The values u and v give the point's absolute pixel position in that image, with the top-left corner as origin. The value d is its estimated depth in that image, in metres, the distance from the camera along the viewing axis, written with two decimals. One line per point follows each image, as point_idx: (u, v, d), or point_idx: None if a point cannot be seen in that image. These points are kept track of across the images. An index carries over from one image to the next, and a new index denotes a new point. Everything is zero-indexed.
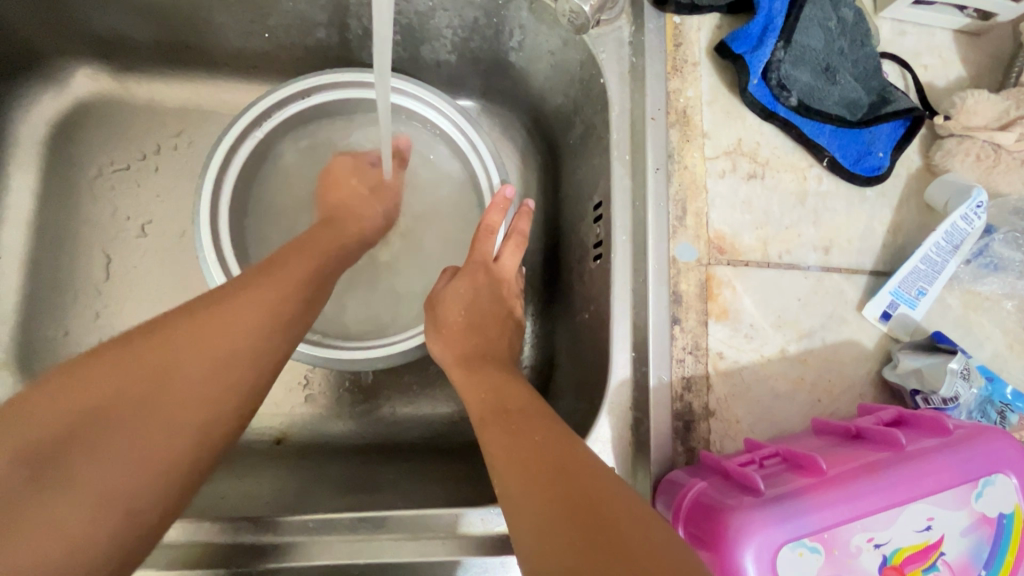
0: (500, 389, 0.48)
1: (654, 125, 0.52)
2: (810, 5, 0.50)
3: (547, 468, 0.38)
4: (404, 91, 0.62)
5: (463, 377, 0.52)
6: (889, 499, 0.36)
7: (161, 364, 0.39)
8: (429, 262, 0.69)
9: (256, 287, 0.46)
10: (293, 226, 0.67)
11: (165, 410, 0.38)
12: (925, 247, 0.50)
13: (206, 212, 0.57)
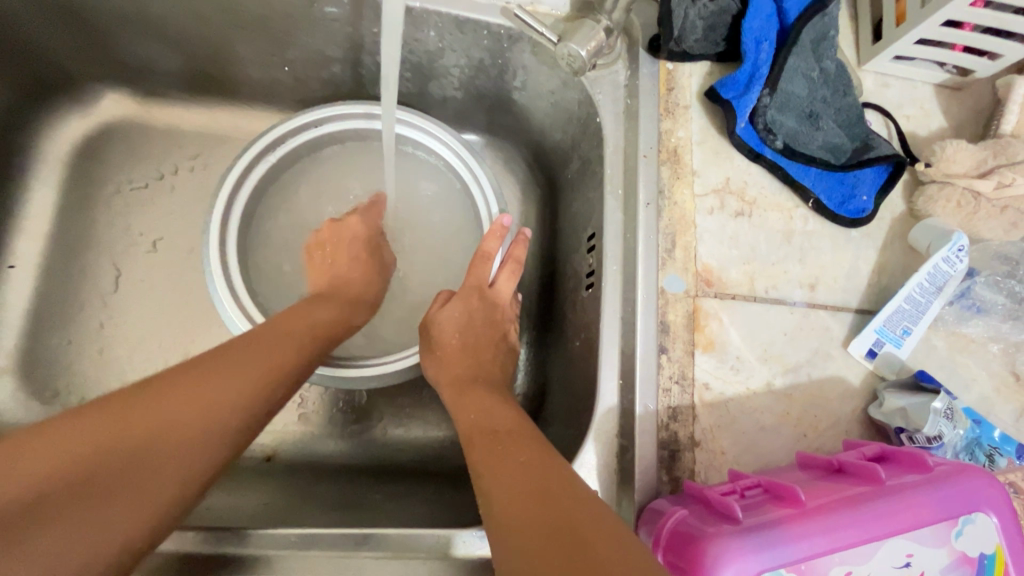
0: (485, 413, 0.49)
1: (646, 162, 0.54)
2: (795, 56, 0.52)
3: (532, 491, 0.38)
4: (408, 123, 0.65)
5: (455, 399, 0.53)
6: (867, 533, 0.36)
7: (162, 414, 0.40)
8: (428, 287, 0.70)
9: (248, 353, 0.48)
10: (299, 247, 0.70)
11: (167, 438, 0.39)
12: (908, 287, 0.52)
13: (218, 232, 0.60)
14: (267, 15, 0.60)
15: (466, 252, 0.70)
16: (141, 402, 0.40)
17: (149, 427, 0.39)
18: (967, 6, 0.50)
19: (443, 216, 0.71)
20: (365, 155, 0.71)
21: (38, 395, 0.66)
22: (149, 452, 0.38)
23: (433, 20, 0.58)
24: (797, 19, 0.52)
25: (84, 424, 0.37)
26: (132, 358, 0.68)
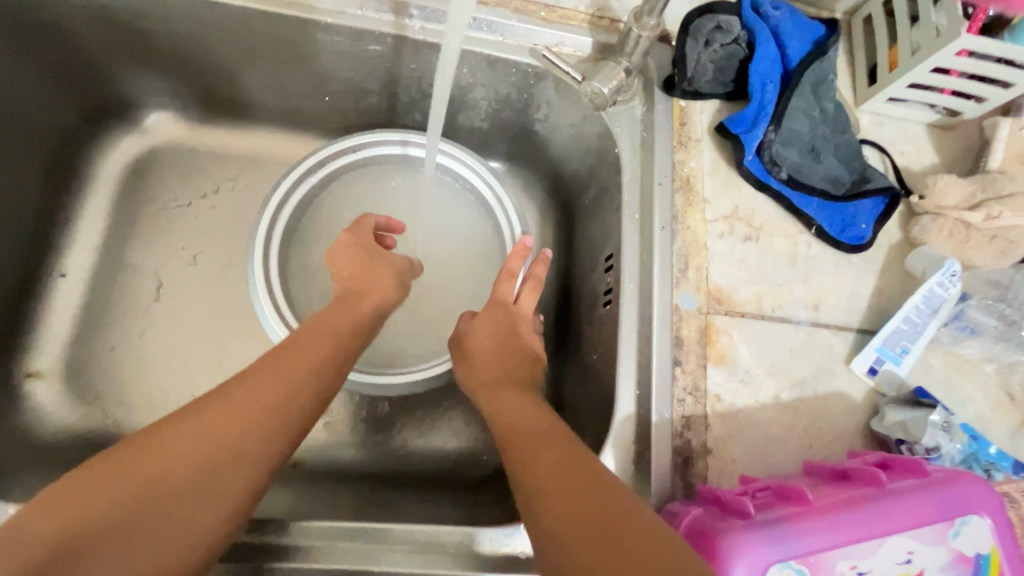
0: (523, 417, 0.51)
1: (660, 190, 0.59)
2: (797, 96, 0.58)
3: (572, 499, 0.40)
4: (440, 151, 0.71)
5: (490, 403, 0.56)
6: (869, 530, 0.39)
7: (211, 435, 0.42)
8: (451, 302, 0.74)
9: (278, 364, 0.49)
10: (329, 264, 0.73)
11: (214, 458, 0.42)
12: (905, 309, 0.56)
13: (264, 244, 0.65)
14: (313, 52, 0.65)
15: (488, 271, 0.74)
16: (190, 424, 0.43)
17: (198, 450, 0.41)
18: (953, 55, 0.55)
19: (467, 235, 0.75)
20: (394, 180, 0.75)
21: (79, 398, 0.69)
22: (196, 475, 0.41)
23: (468, 58, 0.64)
24: (797, 65, 0.58)
25: (141, 453, 0.40)
26: (170, 366, 0.72)
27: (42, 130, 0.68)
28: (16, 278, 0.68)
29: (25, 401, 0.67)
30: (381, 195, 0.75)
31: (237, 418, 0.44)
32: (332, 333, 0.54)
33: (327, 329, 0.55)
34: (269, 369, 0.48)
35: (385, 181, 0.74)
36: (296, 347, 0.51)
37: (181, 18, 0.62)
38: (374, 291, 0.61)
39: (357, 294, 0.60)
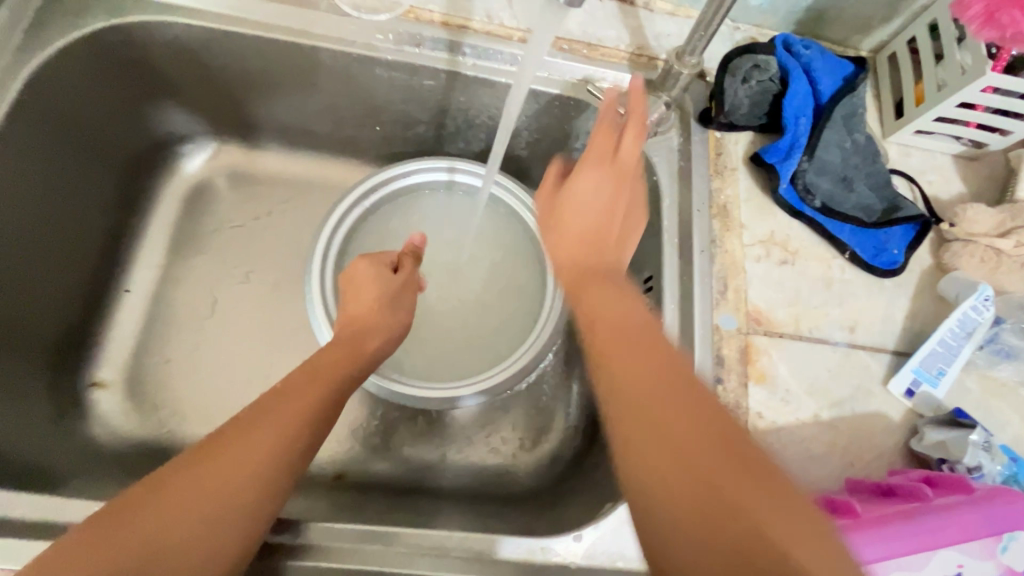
0: (613, 312, 0.45)
1: (699, 216, 0.62)
2: (829, 129, 0.61)
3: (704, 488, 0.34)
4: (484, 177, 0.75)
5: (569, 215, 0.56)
6: (919, 543, 0.41)
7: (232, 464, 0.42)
8: (492, 322, 0.76)
9: (296, 392, 0.49)
10: None
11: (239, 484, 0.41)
12: (940, 332, 0.58)
13: (320, 258, 0.70)
14: (371, 85, 0.70)
15: (531, 293, 0.75)
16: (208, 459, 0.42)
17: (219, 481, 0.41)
18: (979, 91, 0.58)
19: (509, 258, 0.78)
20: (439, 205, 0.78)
21: (138, 407, 0.71)
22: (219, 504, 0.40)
23: None
24: (829, 99, 0.61)
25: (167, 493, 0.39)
26: (221, 380, 0.74)
27: (118, 154, 0.72)
28: (87, 293, 0.71)
29: (89, 411, 0.69)
30: (427, 218, 0.78)
31: (255, 440, 0.44)
32: (340, 366, 0.54)
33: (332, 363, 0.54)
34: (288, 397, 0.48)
35: (431, 206, 0.78)
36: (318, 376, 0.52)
37: (249, 54, 0.66)
38: (376, 335, 0.60)
39: (360, 335, 0.59)
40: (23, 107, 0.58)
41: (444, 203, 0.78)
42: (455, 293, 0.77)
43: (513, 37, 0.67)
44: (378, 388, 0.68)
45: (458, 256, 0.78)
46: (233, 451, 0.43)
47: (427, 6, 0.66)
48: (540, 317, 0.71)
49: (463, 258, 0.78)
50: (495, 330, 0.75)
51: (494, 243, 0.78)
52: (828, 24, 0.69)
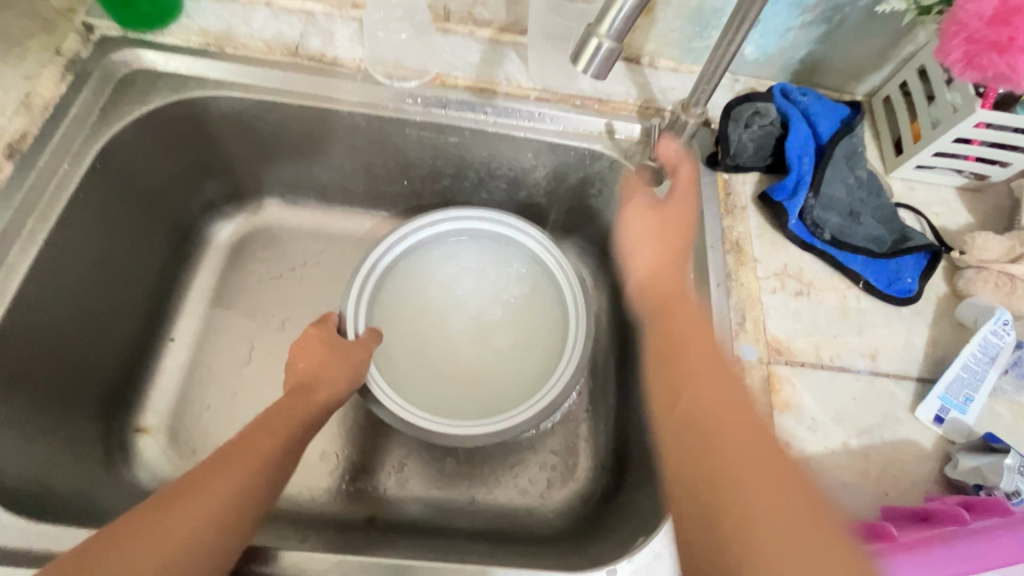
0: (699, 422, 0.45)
1: (713, 251, 0.65)
2: (832, 167, 0.64)
3: None
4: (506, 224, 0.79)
5: (665, 272, 0.58)
6: (959, 567, 0.41)
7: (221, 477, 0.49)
8: (514, 362, 0.78)
9: (245, 449, 0.52)
10: (407, 321, 0.79)
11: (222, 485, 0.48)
12: (963, 357, 0.58)
13: (356, 296, 0.73)
14: (401, 144, 0.76)
15: (551, 332, 0.78)
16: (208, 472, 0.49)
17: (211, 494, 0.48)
18: (972, 127, 0.62)
19: (529, 299, 0.81)
20: (464, 251, 0.82)
21: (178, 452, 0.73)
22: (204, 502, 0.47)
23: (533, 144, 0.74)
24: (829, 139, 0.65)
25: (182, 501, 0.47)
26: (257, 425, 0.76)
27: (171, 213, 0.77)
28: (137, 342, 0.75)
29: (133, 456, 0.72)
30: (453, 265, 0.82)
31: (238, 452, 0.51)
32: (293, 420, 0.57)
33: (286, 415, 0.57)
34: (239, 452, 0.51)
35: (456, 254, 0.82)
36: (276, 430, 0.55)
37: (293, 120, 0.73)
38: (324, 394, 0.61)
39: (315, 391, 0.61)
40: (95, 173, 0.65)
41: (469, 249, 0.82)
42: (478, 335, 0.80)
43: (529, 96, 0.73)
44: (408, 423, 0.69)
45: (483, 298, 0.81)
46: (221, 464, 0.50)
47: (452, 73, 0.72)
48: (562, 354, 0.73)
49: (487, 301, 0.81)
50: (517, 370, 0.77)
51: (515, 287, 0.82)
52: (823, 73, 0.74)
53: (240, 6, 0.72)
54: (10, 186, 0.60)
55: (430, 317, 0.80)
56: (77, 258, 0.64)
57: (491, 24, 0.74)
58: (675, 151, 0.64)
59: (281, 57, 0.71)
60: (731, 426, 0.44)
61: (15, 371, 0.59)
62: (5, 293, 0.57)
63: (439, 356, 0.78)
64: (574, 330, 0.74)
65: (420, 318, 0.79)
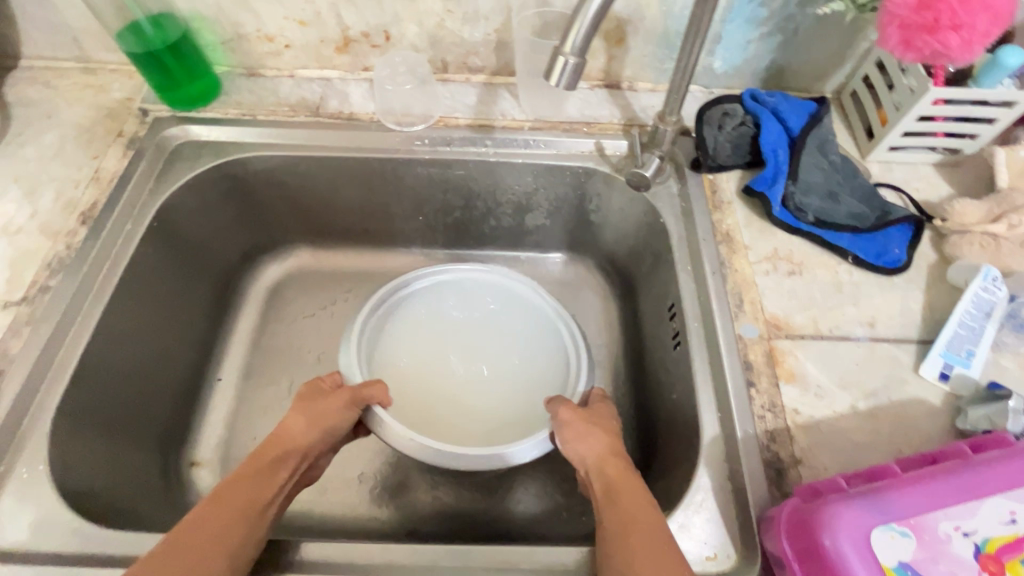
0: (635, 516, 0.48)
1: (705, 244, 0.70)
2: (806, 155, 0.70)
3: None
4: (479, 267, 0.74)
5: (617, 470, 0.54)
6: (963, 493, 0.43)
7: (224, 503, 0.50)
8: (525, 398, 0.70)
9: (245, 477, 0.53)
10: (408, 378, 0.70)
11: (226, 509, 0.49)
12: (958, 314, 0.61)
13: (351, 354, 0.66)
14: (414, 181, 0.85)
15: (556, 361, 0.71)
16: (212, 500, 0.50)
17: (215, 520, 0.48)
18: (932, 104, 0.67)
19: (527, 336, 0.74)
20: (441, 299, 0.75)
21: None
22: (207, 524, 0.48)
23: (531, 168, 0.81)
24: (800, 132, 0.71)
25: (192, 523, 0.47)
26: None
27: (216, 264, 0.86)
28: (190, 382, 0.82)
29: (189, 487, 0.77)
30: (432, 317, 0.74)
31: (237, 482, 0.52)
32: (289, 445, 0.57)
33: (285, 443, 0.57)
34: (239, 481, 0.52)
35: (443, 304, 0.75)
36: (278, 459, 0.56)
37: (318, 170, 0.82)
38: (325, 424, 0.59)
39: (314, 418, 0.59)
40: (152, 231, 0.75)
41: (445, 296, 0.75)
42: (482, 381, 0.72)
43: (523, 126, 0.81)
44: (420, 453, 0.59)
45: (471, 341, 0.74)
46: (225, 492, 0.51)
47: (454, 115, 0.82)
48: (570, 377, 0.68)
49: (482, 348, 0.74)
50: (531, 407, 0.69)
51: (501, 322, 0.75)
52: (789, 77, 0.81)
53: (268, 80, 0.84)
54: (85, 245, 0.70)
55: (426, 370, 0.72)
56: (140, 305, 0.73)
57: (484, 70, 0.84)
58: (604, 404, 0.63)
59: (305, 117, 0.82)
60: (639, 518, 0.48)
61: (90, 405, 0.65)
62: (83, 335, 0.65)
63: (440, 408, 0.70)
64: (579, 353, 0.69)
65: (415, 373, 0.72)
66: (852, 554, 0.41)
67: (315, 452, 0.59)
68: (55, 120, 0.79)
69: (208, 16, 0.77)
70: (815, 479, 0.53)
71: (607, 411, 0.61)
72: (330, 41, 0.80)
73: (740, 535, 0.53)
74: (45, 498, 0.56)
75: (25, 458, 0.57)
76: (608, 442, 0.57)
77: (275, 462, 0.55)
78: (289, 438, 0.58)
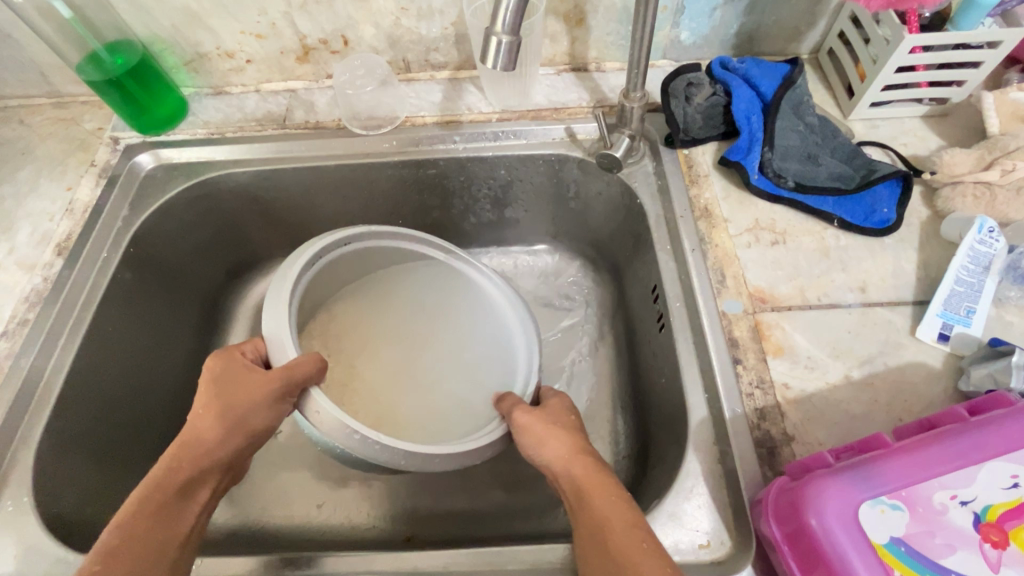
0: (608, 519, 0.46)
1: (684, 220, 0.68)
2: (781, 120, 0.67)
3: None
4: (423, 244, 0.71)
5: (584, 469, 0.51)
6: (959, 460, 0.40)
7: (139, 530, 0.44)
8: (457, 386, 0.70)
9: (152, 509, 0.46)
10: (345, 347, 0.72)
11: (141, 538, 0.44)
12: (954, 271, 0.58)
13: (287, 308, 0.56)
14: (386, 185, 0.83)
15: (500, 352, 0.70)
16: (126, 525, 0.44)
17: (128, 551, 0.43)
18: (910, 53, 0.63)
19: (469, 322, 0.73)
20: (381, 268, 0.72)
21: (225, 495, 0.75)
22: (114, 558, 0.43)
23: (502, 160, 0.80)
24: (773, 96, 0.68)
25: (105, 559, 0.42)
26: (290, 462, 0.77)
27: (200, 286, 0.86)
28: (181, 404, 0.82)
29: None
30: (371, 283, 0.72)
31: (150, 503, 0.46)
32: (211, 457, 0.51)
33: (205, 453, 0.50)
34: (144, 514, 0.45)
35: (385, 271, 0.72)
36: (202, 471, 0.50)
37: (290, 182, 0.82)
38: (251, 424, 0.52)
39: (237, 419, 0.52)
40: (130, 256, 0.75)
41: (385, 266, 0.72)
42: (421, 357, 0.73)
43: (491, 118, 0.80)
44: (378, 454, 0.53)
45: (410, 314, 0.74)
46: (138, 515, 0.45)
47: (420, 113, 0.80)
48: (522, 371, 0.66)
49: (417, 322, 0.74)
50: (471, 392, 0.68)
51: (441, 301, 0.74)
52: (761, 42, 0.78)
53: (235, 97, 0.84)
54: (61, 277, 0.70)
55: (355, 342, 0.72)
56: (126, 331, 0.74)
57: (447, 66, 0.83)
58: (563, 403, 0.60)
59: (272, 130, 0.81)
60: (610, 515, 0.46)
61: (77, 434, 0.66)
62: (63, 366, 0.65)
63: (371, 377, 0.71)
64: (531, 345, 0.68)
65: (342, 341, 0.72)
66: (839, 534, 0.38)
67: (245, 452, 0.54)
68: (30, 156, 0.80)
69: (167, 38, 0.77)
70: (809, 455, 0.51)
71: (562, 406, 0.60)
72: (290, 51, 0.79)
73: (734, 521, 0.51)
74: (31, 529, 0.56)
75: (11, 492, 0.58)
76: (572, 441, 0.54)
77: (192, 482, 0.49)
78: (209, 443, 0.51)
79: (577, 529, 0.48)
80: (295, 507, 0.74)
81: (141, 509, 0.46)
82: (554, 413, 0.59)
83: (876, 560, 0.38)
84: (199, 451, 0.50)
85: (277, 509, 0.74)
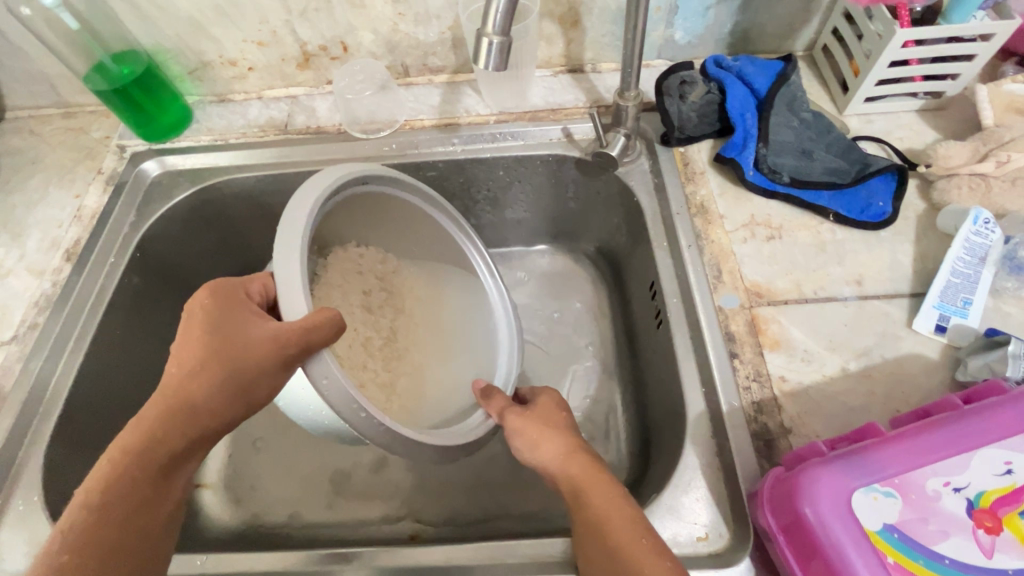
0: (609, 517, 0.46)
1: (679, 218, 0.68)
2: (775, 115, 0.68)
3: None
4: (438, 207, 0.72)
5: (581, 467, 0.51)
6: (954, 447, 0.40)
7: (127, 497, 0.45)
8: (447, 353, 0.73)
9: (138, 478, 0.46)
10: (351, 286, 0.69)
11: (129, 505, 0.45)
12: (950, 262, 0.58)
13: (303, 249, 0.51)
14: None
15: (491, 332, 0.73)
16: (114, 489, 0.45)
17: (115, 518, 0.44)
18: (902, 48, 0.63)
19: (467, 294, 0.76)
20: (393, 214, 0.71)
21: (231, 496, 0.76)
22: (101, 522, 0.44)
23: (500, 161, 0.81)
24: (767, 92, 0.69)
25: (95, 522, 0.44)
26: (293, 463, 0.78)
27: None
28: None
29: None
30: (381, 220, 0.72)
31: (139, 469, 0.47)
32: (205, 424, 0.49)
33: (199, 420, 0.49)
34: (128, 483, 0.46)
35: (399, 215, 0.72)
36: (195, 441, 0.50)
37: (292, 187, 0.83)
38: (249, 393, 0.50)
39: (237, 386, 0.49)
40: (136, 261, 0.76)
41: (398, 212, 0.71)
42: (422, 310, 0.75)
43: (488, 120, 0.81)
44: (377, 440, 0.51)
45: (411, 269, 0.77)
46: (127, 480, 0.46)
47: (418, 116, 0.81)
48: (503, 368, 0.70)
49: (425, 278, 0.77)
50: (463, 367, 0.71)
51: (442, 266, 0.77)
52: (755, 40, 0.79)
53: (238, 104, 0.86)
54: (70, 282, 0.72)
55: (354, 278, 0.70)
56: (134, 335, 0.75)
57: (445, 69, 0.85)
58: (554, 402, 0.61)
59: (274, 136, 0.83)
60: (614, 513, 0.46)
61: (84, 435, 0.67)
62: (71, 368, 0.66)
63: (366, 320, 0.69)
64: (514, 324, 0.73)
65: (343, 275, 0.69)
66: (833, 524, 0.38)
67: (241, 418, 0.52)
68: (39, 165, 0.82)
69: (170, 48, 0.79)
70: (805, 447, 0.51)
71: (553, 404, 0.61)
72: (291, 58, 0.81)
73: (733, 513, 0.51)
74: (41, 528, 0.57)
75: (21, 492, 0.59)
76: (568, 440, 0.55)
77: (183, 450, 0.49)
78: (203, 409, 0.49)
79: (578, 527, 0.48)
80: (298, 507, 0.75)
81: (130, 474, 0.46)
82: (546, 411, 0.59)
83: (869, 547, 0.38)
84: (192, 417, 0.49)
85: (280, 510, 0.75)
